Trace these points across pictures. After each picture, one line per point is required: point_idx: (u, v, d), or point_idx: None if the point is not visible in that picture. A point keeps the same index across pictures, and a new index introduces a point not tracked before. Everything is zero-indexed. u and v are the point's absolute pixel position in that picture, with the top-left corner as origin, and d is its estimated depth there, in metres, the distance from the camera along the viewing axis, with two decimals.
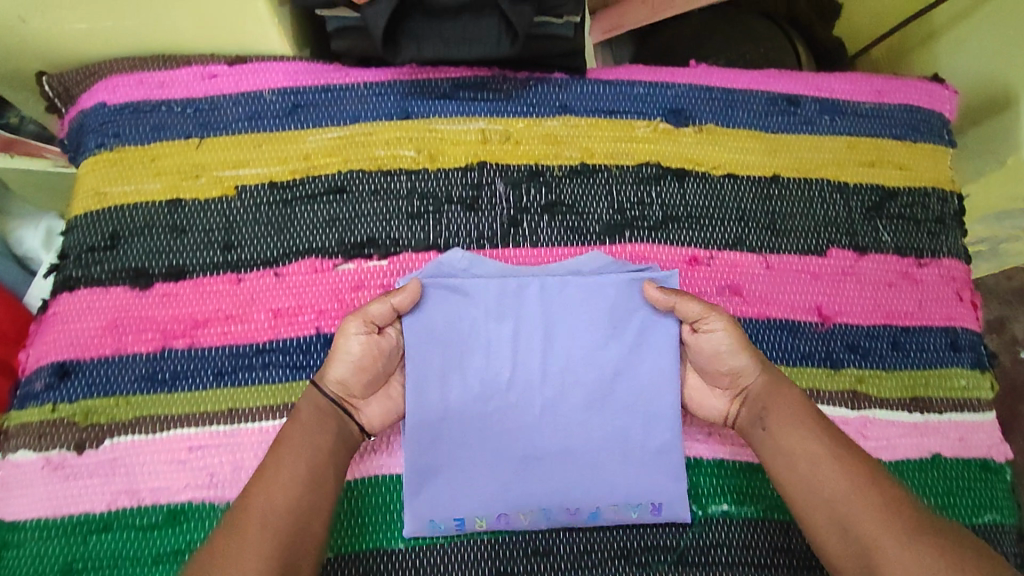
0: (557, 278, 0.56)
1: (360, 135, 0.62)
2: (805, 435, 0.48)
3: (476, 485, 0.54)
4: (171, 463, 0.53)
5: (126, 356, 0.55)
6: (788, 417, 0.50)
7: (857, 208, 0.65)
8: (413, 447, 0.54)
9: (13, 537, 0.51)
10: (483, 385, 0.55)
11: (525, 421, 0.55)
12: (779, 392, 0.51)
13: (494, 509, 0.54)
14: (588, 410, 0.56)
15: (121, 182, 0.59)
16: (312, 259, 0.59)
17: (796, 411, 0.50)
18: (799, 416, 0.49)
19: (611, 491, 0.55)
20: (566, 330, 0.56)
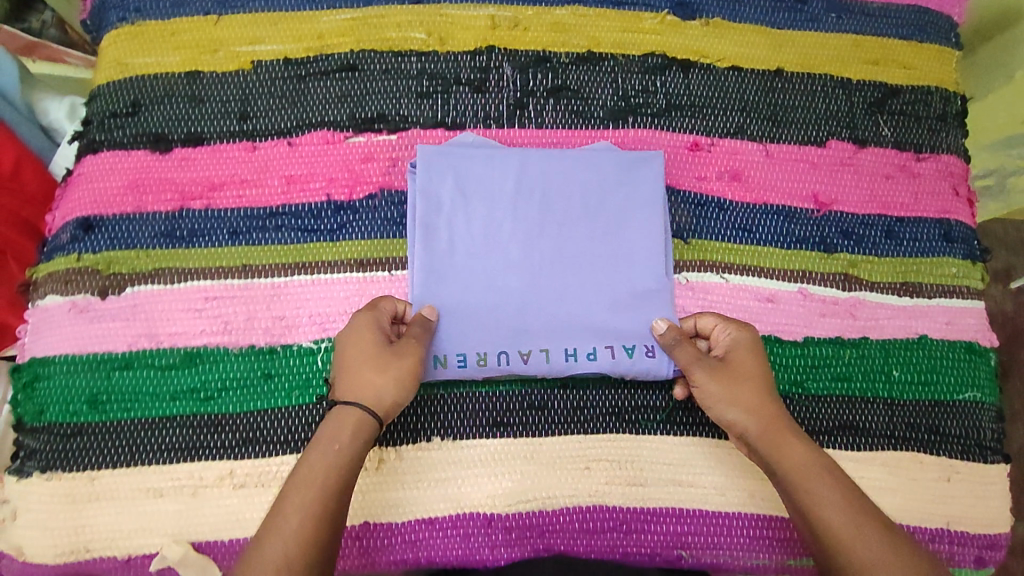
0: (556, 152, 0.60)
1: (372, 17, 0.63)
2: (812, 488, 0.48)
3: (477, 328, 0.56)
4: (188, 311, 0.56)
5: (146, 214, 0.58)
6: (798, 477, 0.49)
7: (859, 102, 0.66)
8: (420, 292, 0.56)
9: (44, 369, 0.55)
10: (487, 242, 0.58)
11: (524, 271, 0.58)
12: (784, 446, 0.50)
13: (494, 347, 0.56)
14: (584, 267, 0.58)
15: (142, 54, 0.62)
16: (324, 130, 0.61)
17: (802, 467, 0.49)
18: (805, 470, 0.49)
19: (606, 337, 0.57)
20: (564, 192, 0.60)
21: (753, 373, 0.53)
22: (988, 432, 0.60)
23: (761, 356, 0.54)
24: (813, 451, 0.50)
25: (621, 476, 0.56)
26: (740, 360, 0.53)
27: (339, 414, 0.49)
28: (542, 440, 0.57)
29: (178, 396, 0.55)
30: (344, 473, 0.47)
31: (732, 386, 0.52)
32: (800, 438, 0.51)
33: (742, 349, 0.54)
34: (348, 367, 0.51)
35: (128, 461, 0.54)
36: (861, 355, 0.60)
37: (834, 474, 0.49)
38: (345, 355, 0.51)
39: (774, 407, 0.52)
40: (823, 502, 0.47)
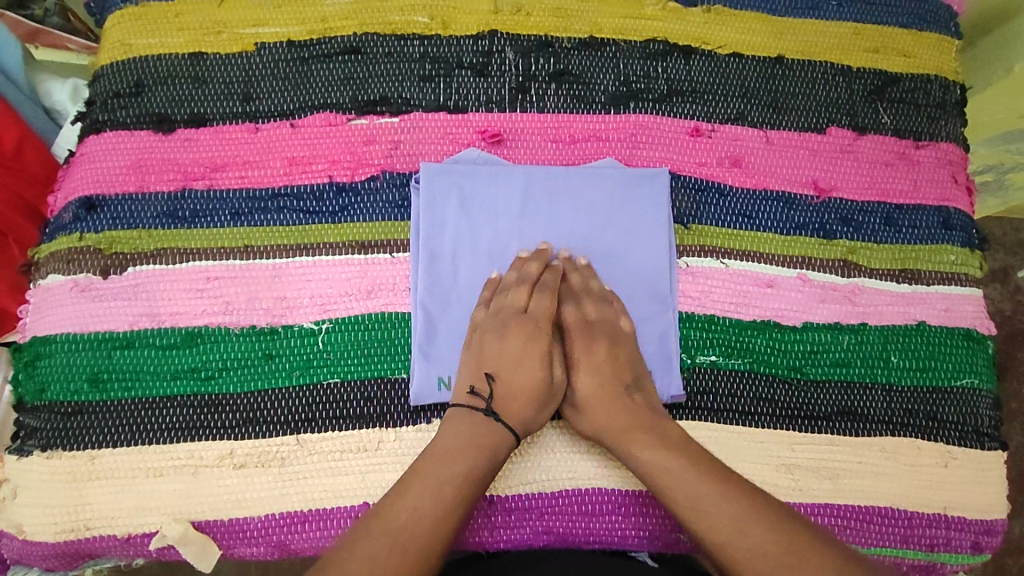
0: (561, 168, 0.60)
1: (376, 1, 0.63)
2: (674, 488, 0.50)
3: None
4: (190, 291, 0.56)
5: (149, 194, 0.58)
6: (659, 480, 0.51)
7: (859, 90, 0.66)
8: (423, 314, 0.57)
9: (46, 348, 0.55)
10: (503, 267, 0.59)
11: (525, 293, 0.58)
12: (635, 449, 0.53)
13: None
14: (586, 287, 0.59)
15: (145, 34, 0.62)
16: (327, 112, 0.61)
17: (659, 469, 0.51)
18: (661, 470, 0.51)
19: None
20: (568, 214, 0.60)
21: (596, 380, 0.56)
22: (985, 419, 0.61)
23: (597, 359, 0.57)
24: (668, 443, 0.52)
25: (621, 459, 0.56)
26: (590, 370, 0.56)
27: (485, 420, 0.53)
28: (542, 422, 0.57)
29: (179, 376, 0.55)
30: (478, 482, 0.50)
31: (589, 398, 0.56)
32: (651, 433, 0.53)
33: (587, 356, 0.57)
34: (518, 393, 0.55)
35: (128, 441, 0.54)
36: (860, 341, 0.60)
37: (691, 462, 0.51)
38: (514, 372, 0.55)
39: (617, 410, 0.54)
40: (688, 498, 0.50)
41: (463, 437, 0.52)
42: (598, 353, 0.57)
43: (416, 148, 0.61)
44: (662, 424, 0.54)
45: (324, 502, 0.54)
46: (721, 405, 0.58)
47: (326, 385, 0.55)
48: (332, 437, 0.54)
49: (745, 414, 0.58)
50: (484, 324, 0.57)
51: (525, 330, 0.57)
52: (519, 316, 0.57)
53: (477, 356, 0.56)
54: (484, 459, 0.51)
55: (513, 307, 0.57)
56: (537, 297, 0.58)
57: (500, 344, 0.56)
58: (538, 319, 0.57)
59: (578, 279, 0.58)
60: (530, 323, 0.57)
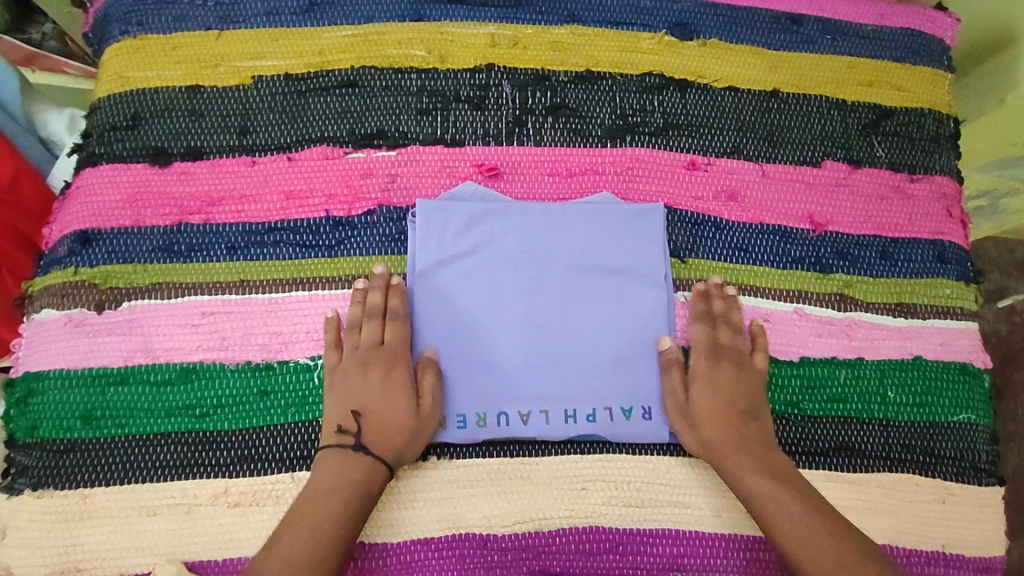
0: (558, 205, 0.61)
1: (374, 34, 0.64)
2: (777, 518, 0.52)
3: (478, 388, 0.57)
4: (185, 326, 0.56)
5: (144, 228, 0.58)
6: (761, 503, 0.53)
7: (854, 124, 0.66)
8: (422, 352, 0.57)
9: (38, 385, 0.55)
10: (454, 298, 0.58)
11: (523, 329, 0.58)
12: (742, 471, 0.54)
13: (495, 408, 0.56)
14: (584, 323, 0.58)
15: (143, 67, 0.62)
16: (324, 146, 0.61)
17: (766, 496, 0.53)
18: (766, 497, 0.53)
19: (605, 398, 0.57)
20: (566, 250, 0.60)
21: (724, 399, 0.57)
22: (983, 454, 0.61)
23: (721, 380, 0.57)
24: (778, 474, 0.54)
25: (618, 497, 0.56)
26: (717, 387, 0.57)
27: (353, 458, 0.52)
28: (539, 459, 0.56)
29: (173, 413, 0.55)
30: (354, 513, 0.51)
31: (710, 411, 0.56)
32: (760, 460, 0.55)
33: (710, 373, 0.57)
34: (384, 425, 0.54)
35: (121, 479, 0.53)
36: (856, 375, 0.60)
37: (797, 497, 0.53)
38: (381, 404, 0.54)
39: (730, 430, 0.56)
40: (792, 529, 0.52)
41: (329, 471, 0.52)
42: (722, 374, 0.57)
43: (413, 182, 0.61)
44: (774, 456, 0.55)
45: None
46: None
47: (320, 422, 0.55)
48: None
49: None
50: (345, 362, 0.56)
51: (386, 362, 0.56)
52: (376, 349, 0.56)
53: (342, 393, 0.54)
54: (363, 493, 0.51)
55: (369, 342, 0.56)
56: (390, 327, 0.56)
57: (354, 377, 0.55)
58: (395, 348, 0.56)
59: (719, 304, 0.59)
60: (387, 353, 0.56)
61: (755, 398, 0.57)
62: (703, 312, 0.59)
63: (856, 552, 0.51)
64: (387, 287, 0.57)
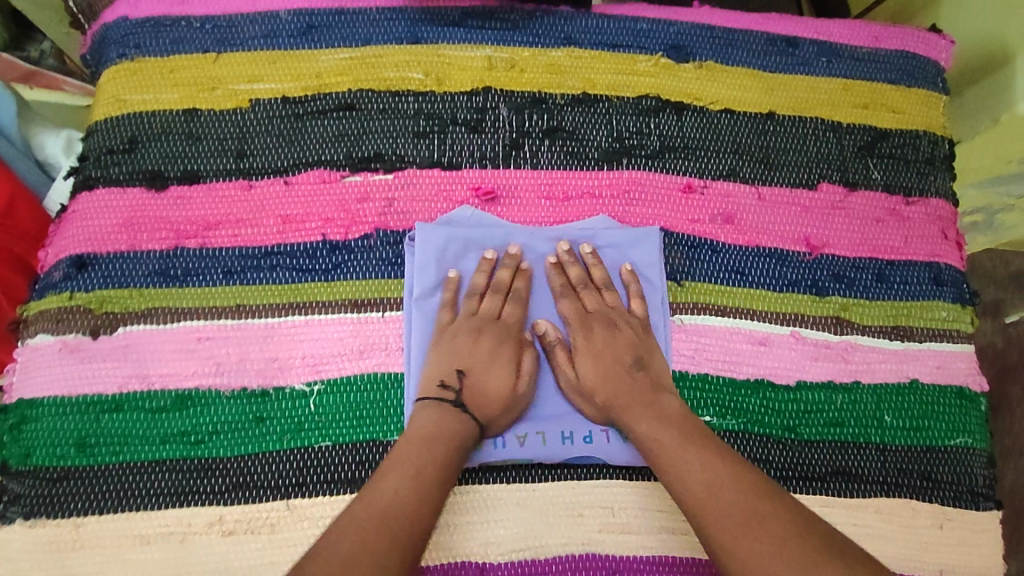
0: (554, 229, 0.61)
1: (371, 57, 0.64)
2: (664, 458, 0.52)
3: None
4: (181, 352, 0.56)
5: (140, 253, 0.58)
6: (656, 451, 0.53)
7: (849, 146, 0.67)
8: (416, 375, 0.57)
9: (32, 412, 0.55)
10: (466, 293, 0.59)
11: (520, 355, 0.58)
12: (633, 424, 0.55)
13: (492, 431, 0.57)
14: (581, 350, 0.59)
15: (140, 90, 0.62)
16: (321, 169, 0.61)
17: (652, 440, 0.53)
18: (652, 442, 0.53)
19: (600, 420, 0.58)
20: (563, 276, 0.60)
21: (608, 357, 0.58)
22: (979, 478, 0.61)
23: (596, 346, 0.58)
24: (666, 417, 0.54)
25: (615, 523, 0.56)
26: (592, 347, 0.58)
27: (449, 425, 0.53)
28: (536, 485, 0.56)
29: (169, 440, 0.54)
30: (447, 469, 0.51)
31: (595, 371, 0.57)
32: (649, 408, 0.55)
33: (587, 342, 0.59)
34: (436, 435, 0.52)
35: (115, 507, 0.53)
36: (853, 400, 0.60)
37: (681, 431, 0.53)
38: (485, 374, 0.56)
39: (615, 391, 0.56)
40: (688, 471, 0.51)
41: (426, 431, 0.53)
42: (595, 339, 0.59)
43: (410, 206, 0.61)
44: (662, 398, 0.55)
45: None
46: None
47: (316, 449, 0.55)
48: (322, 503, 0.54)
49: None
50: (458, 325, 0.58)
51: (498, 336, 0.58)
52: (492, 321, 0.59)
53: (445, 353, 0.57)
54: (453, 451, 0.52)
55: (486, 314, 0.59)
56: (509, 305, 0.59)
57: (498, 350, 0.58)
58: (510, 325, 0.59)
59: (574, 271, 0.60)
60: (501, 327, 0.59)
61: (636, 348, 0.58)
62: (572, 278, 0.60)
63: (733, 473, 0.50)
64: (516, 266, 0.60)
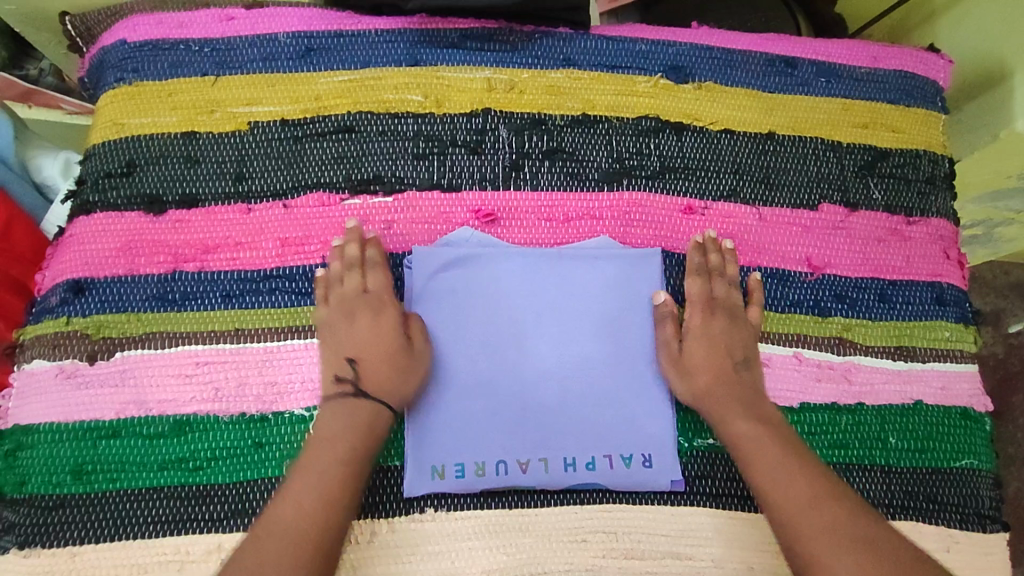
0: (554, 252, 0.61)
1: (370, 79, 0.64)
2: (761, 461, 0.53)
3: (475, 436, 0.56)
4: (179, 377, 0.55)
5: (138, 277, 0.58)
6: (748, 450, 0.54)
7: (850, 166, 0.67)
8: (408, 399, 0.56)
9: (28, 438, 0.54)
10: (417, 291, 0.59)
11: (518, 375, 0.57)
12: (730, 417, 0.55)
13: (494, 456, 0.55)
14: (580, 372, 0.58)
15: (139, 114, 0.62)
16: (320, 192, 0.61)
17: (751, 440, 0.54)
18: (752, 440, 0.54)
19: (605, 445, 0.57)
20: (565, 297, 0.60)
21: (729, 345, 0.58)
22: (986, 499, 0.60)
23: (712, 333, 0.59)
24: (769, 422, 0.55)
25: (618, 548, 0.55)
26: (712, 332, 0.59)
27: (352, 418, 0.53)
28: (538, 510, 0.55)
29: (166, 466, 0.54)
30: (358, 463, 0.51)
31: (707, 356, 0.58)
32: (748, 409, 0.56)
33: (703, 325, 0.59)
34: (326, 438, 0.52)
35: (111, 536, 0.52)
36: (857, 421, 0.60)
37: (783, 441, 0.54)
38: (370, 349, 0.55)
39: (719, 382, 0.57)
40: (777, 471, 0.52)
41: (332, 429, 0.52)
42: (713, 328, 0.59)
43: (409, 228, 0.61)
44: (762, 403, 0.57)
45: None
46: (720, 490, 0.57)
47: None
48: None
49: (745, 499, 0.57)
50: (330, 311, 0.57)
51: (370, 308, 0.56)
52: (359, 296, 0.56)
53: (332, 345, 0.56)
54: (362, 444, 0.52)
55: (352, 291, 0.56)
56: (370, 273, 0.57)
57: (375, 322, 0.56)
58: (377, 295, 0.57)
59: (714, 258, 0.61)
60: (372, 300, 0.56)
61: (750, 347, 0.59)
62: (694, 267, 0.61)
63: (825, 491, 0.51)
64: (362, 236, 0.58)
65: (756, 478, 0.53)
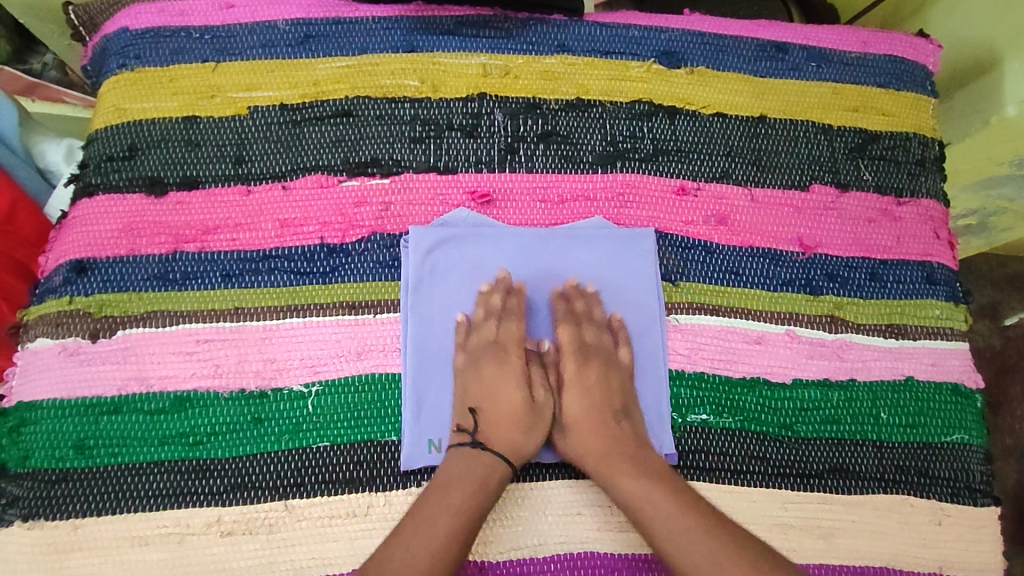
0: (549, 232, 0.62)
1: (367, 65, 0.65)
2: (653, 521, 0.52)
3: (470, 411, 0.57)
4: (179, 354, 0.56)
5: (140, 257, 0.59)
6: (642, 509, 0.52)
7: (840, 148, 0.68)
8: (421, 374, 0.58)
9: (32, 414, 0.55)
10: (429, 274, 0.60)
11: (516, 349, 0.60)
12: (618, 479, 0.54)
13: None
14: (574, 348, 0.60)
15: (140, 99, 0.63)
16: (319, 174, 0.62)
17: (641, 500, 0.53)
18: (641, 500, 0.53)
19: None
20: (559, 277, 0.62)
21: (612, 398, 0.58)
22: (977, 474, 0.61)
23: (589, 381, 0.59)
24: (657, 473, 0.54)
25: (613, 521, 0.56)
26: (587, 379, 0.59)
27: (472, 468, 0.54)
28: (534, 484, 0.56)
29: (167, 441, 0.54)
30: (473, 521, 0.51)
31: (590, 408, 0.58)
32: (634, 462, 0.55)
33: (579, 378, 0.59)
34: (434, 501, 0.51)
35: (113, 509, 0.53)
36: (849, 397, 0.61)
37: (667, 489, 0.53)
38: (493, 396, 0.57)
39: (608, 445, 0.56)
40: (671, 533, 0.51)
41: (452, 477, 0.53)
42: (588, 374, 0.59)
43: (406, 210, 0.62)
44: (644, 453, 0.56)
45: (312, 571, 0.53)
46: (714, 464, 0.58)
47: (314, 449, 0.55)
48: (319, 502, 0.54)
49: (739, 474, 0.58)
50: (466, 357, 0.58)
51: (498, 357, 0.58)
52: (491, 345, 0.58)
53: (460, 393, 0.57)
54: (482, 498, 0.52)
55: (488, 338, 0.58)
56: (507, 323, 0.59)
57: (504, 375, 0.58)
58: (512, 348, 0.59)
59: (579, 304, 0.61)
60: (499, 351, 0.58)
61: (625, 395, 0.59)
62: (565, 310, 0.60)
63: (730, 545, 0.50)
64: (506, 288, 0.60)
65: (656, 541, 0.51)
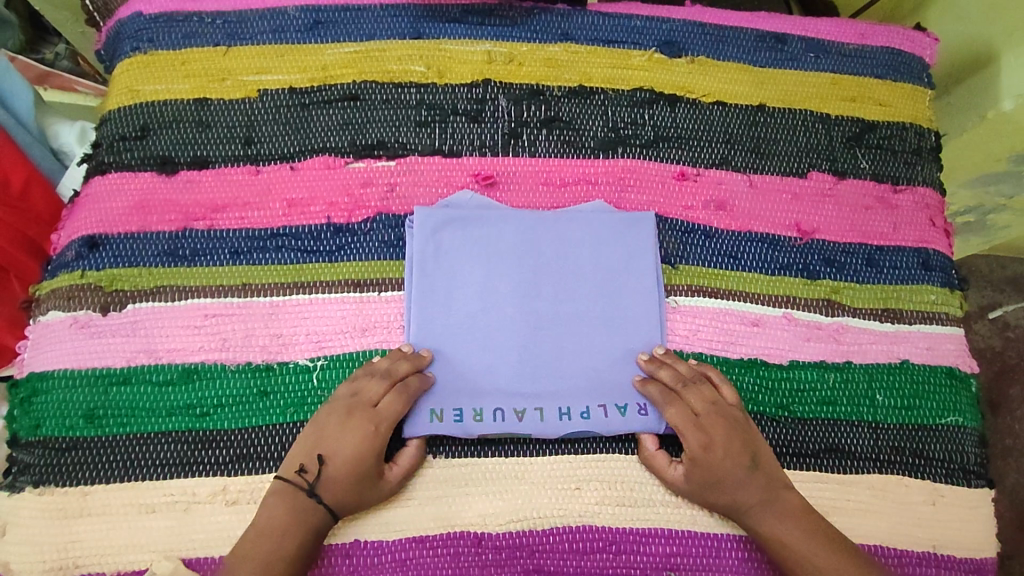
0: (552, 213, 0.63)
1: (374, 51, 0.66)
2: (794, 562, 0.53)
3: (470, 385, 0.57)
4: (188, 327, 0.58)
5: (150, 234, 0.60)
6: (783, 549, 0.53)
7: (838, 137, 0.69)
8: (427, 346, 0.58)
9: (43, 384, 0.56)
10: (430, 248, 0.61)
11: (520, 325, 0.59)
12: (757, 523, 0.54)
13: (491, 404, 0.57)
14: (577, 324, 0.60)
15: (153, 81, 0.65)
16: (325, 156, 0.63)
17: (787, 542, 0.53)
18: (780, 544, 0.53)
19: (599, 396, 0.58)
20: (559, 255, 0.62)
21: (739, 454, 0.55)
22: (971, 456, 0.62)
23: (710, 446, 0.55)
24: (794, 515, 0.54)
25: (611, 496, 0.57)
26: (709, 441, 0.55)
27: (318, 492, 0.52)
28: (534, 459, 0.57)
29: (174, 412, 0.56)
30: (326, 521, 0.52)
31: (711, 471, 0.55)
32: (771, 507, 0.54)
33: (695, 444, 0.55)
34: (294, 509, 0.52)
35: (121, 477, 0.54)
36: (845, 378, 0.62)
37: (814, 537, 0.53)
38: (347, 462, 0.52)
39: (739, 494, 0.54)
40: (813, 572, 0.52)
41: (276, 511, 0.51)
42: (708, 440, 0.55)
43: (411, 191, 0.63)
44: (781, 494, 0.55)
45: None
46: None
47: None
48: None
49: None
50: (334, 407, 0.54)
51: (367, 423, 0.54)
52: (366, 409, 0.54)
53: (312, 439, 0.54)
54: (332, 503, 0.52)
55: (366, 398, 0.54)
56: (390, 394, 0.54)
57: (366, 444, 0.53)
58: (385, 416, 0.54)
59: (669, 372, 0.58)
60: (372, 417, 0.54)
61: (753, 445, 0.56)
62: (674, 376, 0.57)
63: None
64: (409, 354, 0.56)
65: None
